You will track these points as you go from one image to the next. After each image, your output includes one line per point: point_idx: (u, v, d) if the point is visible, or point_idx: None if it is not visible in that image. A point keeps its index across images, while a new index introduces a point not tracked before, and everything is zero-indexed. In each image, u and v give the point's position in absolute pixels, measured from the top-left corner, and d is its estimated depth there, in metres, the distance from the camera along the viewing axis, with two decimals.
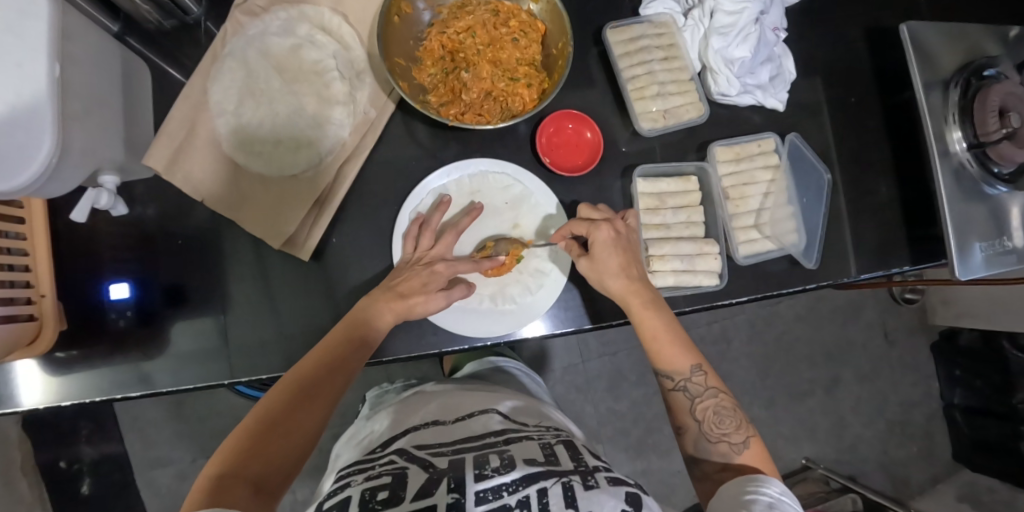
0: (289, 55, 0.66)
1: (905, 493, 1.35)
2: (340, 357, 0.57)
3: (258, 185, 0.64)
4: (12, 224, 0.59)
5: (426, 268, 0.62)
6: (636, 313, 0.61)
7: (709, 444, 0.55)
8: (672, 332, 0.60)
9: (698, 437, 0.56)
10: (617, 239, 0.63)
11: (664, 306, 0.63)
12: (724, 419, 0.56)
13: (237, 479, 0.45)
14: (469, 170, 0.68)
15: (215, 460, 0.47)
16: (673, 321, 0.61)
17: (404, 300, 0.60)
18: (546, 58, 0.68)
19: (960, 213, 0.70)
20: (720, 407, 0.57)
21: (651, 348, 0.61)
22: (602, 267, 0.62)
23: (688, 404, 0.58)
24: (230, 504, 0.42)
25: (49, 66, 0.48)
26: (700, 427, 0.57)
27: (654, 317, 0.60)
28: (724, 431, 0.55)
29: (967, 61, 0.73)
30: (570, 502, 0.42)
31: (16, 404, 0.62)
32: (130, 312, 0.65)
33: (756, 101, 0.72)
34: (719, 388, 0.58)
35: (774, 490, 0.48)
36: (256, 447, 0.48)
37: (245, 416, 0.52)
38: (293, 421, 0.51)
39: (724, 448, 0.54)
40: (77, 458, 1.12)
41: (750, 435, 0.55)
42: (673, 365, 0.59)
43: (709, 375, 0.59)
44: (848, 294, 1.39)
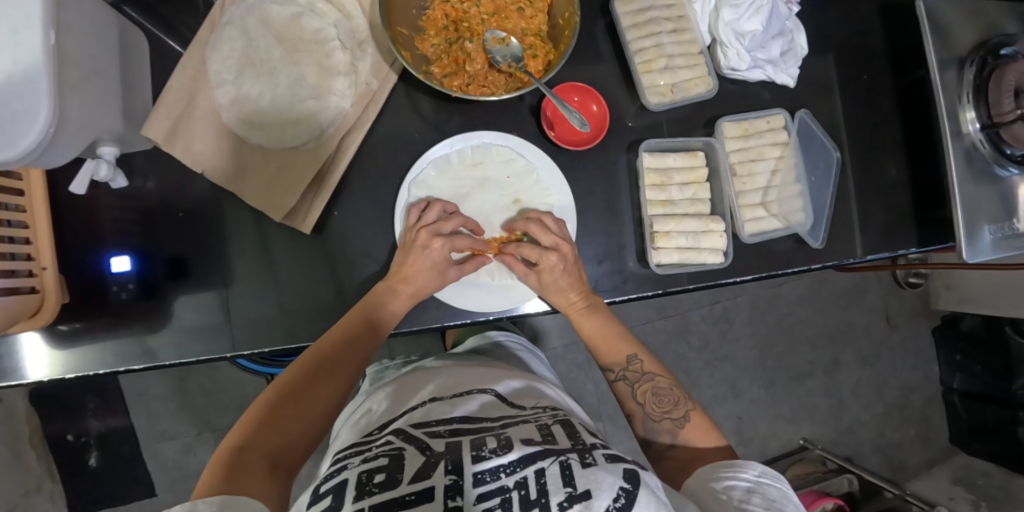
0: (289, 24, 0.65)
1: (901, 475, 1.37)
2: (354, 339, 0.59)
3: (259, 157, 0.63)
4: (11, 196, 0.58)
5: (425, 247, 0.62)
6: (575, 321, 0.66)
7: (654, 423, 0.61)
8: (610, 328, 0.66)
9: (644, 418, 0.62)
10: (567, 264, 0.63)
11: (604, 306, 0.67)
12: (662, 398, 0.62)
13: (253, 452, 0.49)
14: (475, 141, 0.68)
15: (233, 434, 0.51)
16: (613, 320, 0.66)
17: (411, 283, 0.61)
18: (552, 28, 0.65)
19: (971, 196, 0.69)
20: (657, 388, 0.63)
21: (591, 344, 0.67)
22: (541, 290, 0.64)
23: (629, 391, 0.63)
24: (245, 475, 0.45)
25: (44, 35, 0.47)
26: (644, 410, 0.62)
27: (592, 320, 0.65)
28: (665, 409, 0.61)
29: (983, 39, 0.71)
30: (569, 480, 0.42)
31: (21, 377, 0.63)
32: (131, 284, 0.65)
33: (766, 76, 0.70)
34: (655, 372, 0.64)
35: (752, 473, 0.50)
36: (271, 424, 0.52)
37: (262, 393, 0.55)
38: (304, 400, 0.54)
39: (668, 426, 0.60)
40: (84, 431, 1.15)
41: (689, 409, 0.61)
42: (612, 356, 0.65)
43: (644, 362, 0.65)
44: (851, 277, 1.39)
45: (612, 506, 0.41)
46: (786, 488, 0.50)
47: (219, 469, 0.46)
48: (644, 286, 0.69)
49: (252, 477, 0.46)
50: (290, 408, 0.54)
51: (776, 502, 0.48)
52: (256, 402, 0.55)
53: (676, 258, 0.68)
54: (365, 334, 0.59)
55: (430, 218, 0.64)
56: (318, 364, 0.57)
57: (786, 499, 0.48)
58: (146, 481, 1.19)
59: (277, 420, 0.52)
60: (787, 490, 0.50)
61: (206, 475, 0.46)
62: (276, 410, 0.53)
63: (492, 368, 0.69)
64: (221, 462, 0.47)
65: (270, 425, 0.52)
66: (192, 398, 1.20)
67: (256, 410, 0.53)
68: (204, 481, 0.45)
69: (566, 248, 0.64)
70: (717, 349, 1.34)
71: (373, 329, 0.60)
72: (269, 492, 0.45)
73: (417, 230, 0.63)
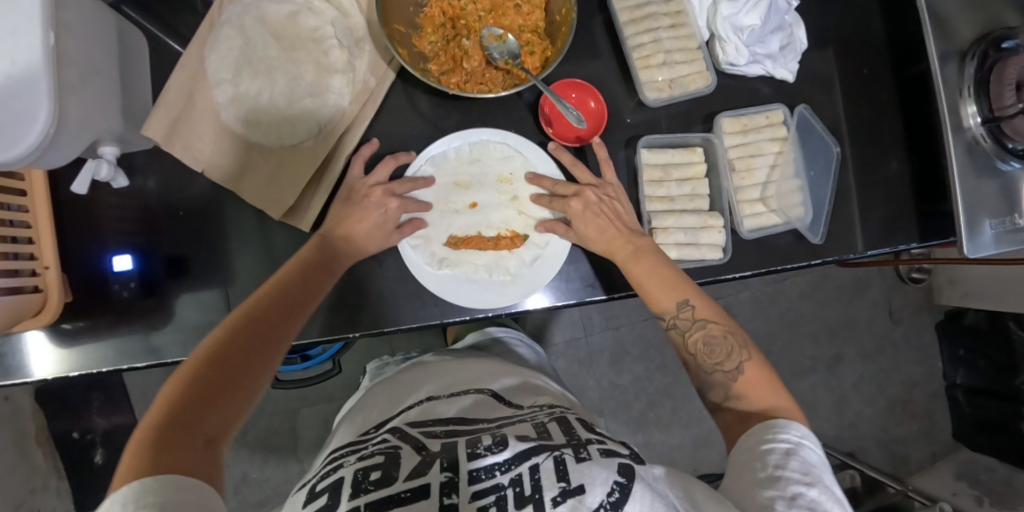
0: (286, 23, 0.65)
1: (904, 470, 1.36)
2: (297, 295, 0.57)
3: (258, 155, 0.64)
4: (13, 197, 0.58)
5: (380, 205, 0.64)
6: (624, 264, 0.63)
7: (708, 376, 0.58)
8: (662, 273, 0.62)
9: (698, 369, 0.59)
10: (593, 205, 0.65)
11: (653, 250, 0.64)
12: (715, 349, 0.59)
13: (187, 423, 0.44)
14: (472, 139, 0.67)
15: (155, 407, 0.45)
16: (671, 266, 0.63)
17: (360, 239, 0.63)
18: (549, 24, 0.65)
19: (972, 190, 0.68)
20: (710, 337, 0.59)
21: (644, 291, 0.62)
22: (585, 233, 0.64)
23: (682, 341, 0.60)
24: (180, 452, 0.42)
25: (43, 34, 0.47)
26: (697, 362, 0.59)
27: (638, 265, 0.62)
28: (717, 361, 0.58)
29: (985, 32, 0.69)
30: (562, 475, 0.42)
31: (27, 375, 0.63)
32: (133, 283, 0.65)
33: (765, 71, 0.70)
34: (708, 318, 0.60)
35: (794, 434, 0.49)
36: (206, 389, 0.47)
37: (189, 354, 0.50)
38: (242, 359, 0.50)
39: (721, 378, 0.57)
40: (89, 428, 1.16)
41: (743, 361, 0.57)
42: (663, 303, 0.61)
43: (696, 308, 0.60)
44: (854, 272, 1.38)
45: (605, 501, 0.41)
46: (825, 455, 0.49)
47: (147, 449, 0.41)
48: None
49: (189, 452, 0.42)
50: (227, 368, 0.49)
51: (815, 469, 0.47)
52: (180, 365, 0.49)
53: (674, 255, 0.69)
54: (308, 291, 0.58)
55: (381, 172, 0.64)
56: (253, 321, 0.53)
57: (825, 466, 0.47)
58: None
59: (209, 384, 0.47)
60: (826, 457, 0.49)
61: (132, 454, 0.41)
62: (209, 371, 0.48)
63: (489, 364, 0.69)
64: (148, 440, 0.42)
65: (206, 391, 0.47)
66: None
67: (185, 369, 0.48)
68: (128, 463, 0.40)
69: (588, 191, 0.66)
70: None
71: (316, 286, 0.59)
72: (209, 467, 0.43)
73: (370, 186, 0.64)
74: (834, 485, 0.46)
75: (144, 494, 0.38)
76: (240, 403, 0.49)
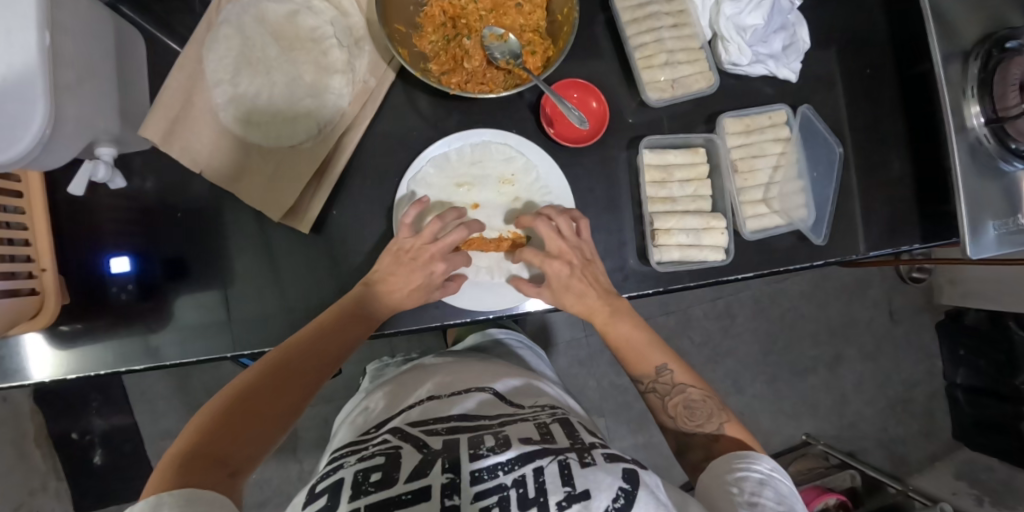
0: (285, 22, 0.65)
1: (904, 470, 1.36)
2: (329, 339, 0.58)
3: (257, 156, 0.63)
4: (9, 198, 0.58)
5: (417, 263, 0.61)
6: (601, 327, 0.64)
7: (688, 438, 0.58)
8: (638, 337, 0.63)
9: (676, 431, 0.59)
10: (573, 271, 0.62)
11: (630, 310, 0.64)
12: (696, 411, 0.58)
13: (209, 456, 0.46)
14: (473, 139, 0.67)
15: (190, 435, 0.49)
16: (648, 328, 0.64)
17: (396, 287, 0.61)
18: (551, 24, 0.65)
19: (975, 190, 0.68)
20: (690, 400, 0.59)
21: (620, 355, 0.64)
22: (562, 298, 0.63)
23: (661, 404, 0.60)
24: (201, 481, 0.44)
25: (39, 35, 0.46)
26: (676, 423, 0.59)
27: (619, 327, 0.63)
28: (698, 423, 0.58)
29: (988, 33, 0.69)
30: (567, 479, 0.42)
31: (25, 378, 0.63)
32: (131, 285, 0.65)
33: (767, 71, 0.70)
34: (687, 383, 0.61)
35: (765, 466, 0.50)
36: (234, 425, 0.50)
37: (226, 387, 0.53)
38: (272, 400, 0.53)
39: (702, 440, 0.57)
40: (88, 430, 1.16)
41: (724, 422, 0.58)
42: (642, 368, 0.62)
43: (675, 372, 0.61)
44: (854, 272, 1.38)
45: (611, 507, 0.41)
46: (795, 488, 0.50)
47: (177, 473, 0.44)
48: (644, 284, 0.69)
49: (208, 481, 0.44)
50: (253, 411, 0.51)
51: (787, 499, 0.48)
52: (216, 399, 0.52)
53: (676, 256, 0.68)
54: (342, 336, 0.58)
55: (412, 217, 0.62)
56: (288, 363, 0.55)
57: (795, 497, 0.48)
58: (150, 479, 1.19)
59: (237, 421, 0.50)
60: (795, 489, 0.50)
61: (159, 478, 0.44)
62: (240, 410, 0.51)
63: (491, 366, 0.68)
64: (176, 466, 0.45)
65: (232, 429, 0.49)
66: (195, 396, 1.20)
67: (217, 403, 0.51)
68: (158, 485, 0.43)
69: (569, 256, 0.62)
70: (718, 345, 1.34)
71: (350, 332, 0.59)
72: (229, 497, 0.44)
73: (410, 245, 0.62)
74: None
75: None
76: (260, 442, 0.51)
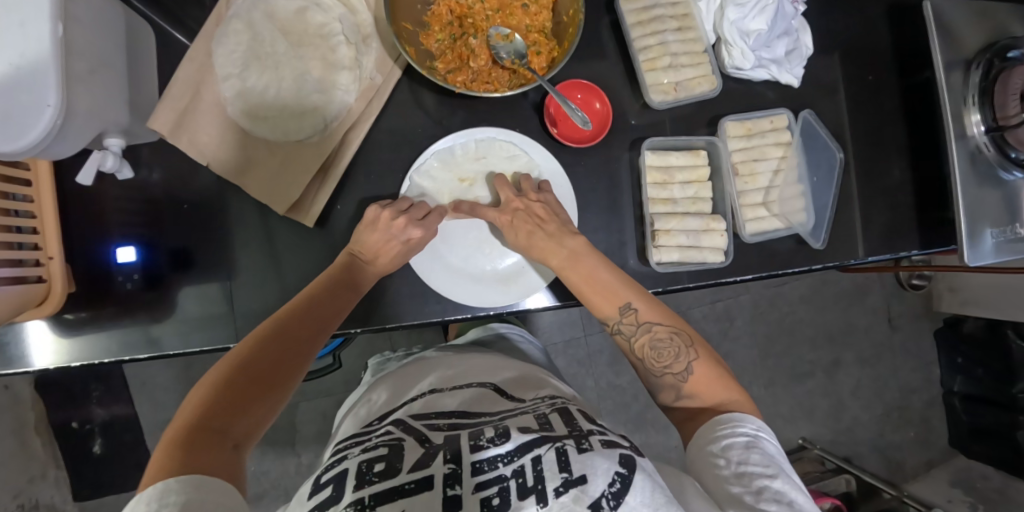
0: (294, 18, 0.65)
1: (899, 477, 1.37)
2: (319, 311, 0.59)
3: (264, 149, 0.64)
4: (17, 186, 0.58)
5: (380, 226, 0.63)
6: (559, 270, 0.62)
7: (657, 378, 0.60)
8: (600, 278, 0.61)
9: (647, 373, 0.60)
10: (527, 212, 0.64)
11: (590, 250, 0.63)
12: (662, 352, 0.59)
13: (211, 433, 0.47)
14: (479, 136, 0.67)
15: (185, 411, 0.49)
16: (609, 269, 0.62)
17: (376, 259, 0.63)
18: (557, 25, 0.66)
19: (974, 198, 0.68)
20: (656, 339, 0.60)
21: (583, 297, 0.62)
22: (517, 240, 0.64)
23: (628, 345, 0.61)
24: (206, 458, 0.45)
25: (52, 26, 0.47)
26: (645, 365, 0.60)
27: (576, 271, 0.62)
28: (665, 364, 0.59)
29: (990, 42, 0.70)
30: (564, 466, 0.43)
31: (29, 364, 0.63)
32: (137, 275, 0.66)
33: (770, 76, 0.70)
34: (653, 320, 0.60)
35: (749, 427, 0.52)
36: (230, 398, 0.51)
37: (219, 362, 0.54)
38: (269, 372, 0.54)
39: (670, 380, 0.59)
40: (88, 419, 1.16)
41: (691, 361, 0.58)
42: (606, 309, 0.61)
43: (638, 311, 0.60)
44: (854, 277, 1.38)
45: (607, 492, 0.41)
46: (780, 445, 0.52)
47: (175, 451, 0.45)
48: (644, 284, 0.69)
49: (213, 456, 0.45)
50: (246, 386, 0.52)
51: (773, 457, 0.49)
52: (205, 377, 0.52)
53: (677, 257, 0.68)
54: (332, 307, 0.59)
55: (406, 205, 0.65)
56: (280, 336, 0.56)
57: (780, 454, 0.50)
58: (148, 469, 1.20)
59: (234, 396, 0.51)
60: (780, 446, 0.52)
61: (162, 455, 0.44)
62: (232, 386, 0.51)
63: (492, 358, 0.69)
64: (175, 443, 0.45)
65: (231, 402, 0.50)
66: None
67: (213, 379, 0.52)
68: (160, 460, 0.44)
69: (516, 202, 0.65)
70: (717, 348, 1.34)
71: (339, 304, 0.60)
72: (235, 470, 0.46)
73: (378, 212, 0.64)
74: (792, 471, 0.49)
75: (168, 493, 0.40)
76: (255, 416, 0.51)
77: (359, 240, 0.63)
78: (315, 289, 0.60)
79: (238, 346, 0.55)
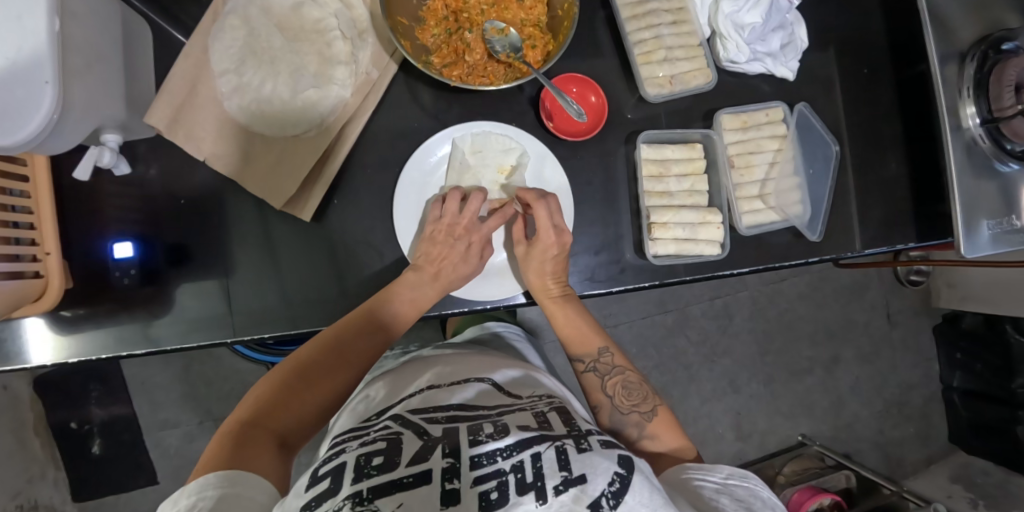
0: (290, 14, 0.66)
1: (899, 473, 1.37)
2: (375, 324, 0.61)
3: (260, 144, 0.64)
4: (14, 181, 0.58)
5: (454, 239, 0.64)
6: (549, 311, 0.66)
7: (623, 416, 0.60)
8: (581, 322, 0.66)
9: (611, 410, 0.61)
10: (558, 255, 0.64)
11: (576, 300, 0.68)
12: (632, 392, 0.62)
13: (262, 430, 0.50)
14: (475, 130, 0.68)
15: (237, 414, 0.53)
16: (589, 316, 0.67)
17: (437, 274, 0.63)
18: (552, 19, 0.66)
19: (971, 189, 0.68)
20: (628, 382, 0.63)
21: (564, 339, 0.67)
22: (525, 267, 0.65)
23: (598, 382, 0.63)
24: (253, 453, 0.47)
25: (49, 21, 0.47)
26: (612, 402, 0.62)
27: (566, 311, 0.66)
28: (634, 402, 0.61)
29: (984, 34, 0.70)
30: (564, 465, 0.43)
31: (26, 361, 0.64)
32: (134, 270, 0.66)
33: (765, 69, 0.71)
34: (625, 366, 0.65)
35: (718, 474, 0.51)
36: (285, 400, 0.54)
37: (281, 365, 0.58)
38: (324, 380, 0.57)
39: (636, 418, 0.60)
40: (87, 419, 1.16)
41: (657, 405, 0.61)
42: (584, 349, 0.66)
43: (615, 355, 0.65)
44: (852, 273, 1.39)
45: (607, 491, 0.41)
46: (752, 487, 0.51)
47: (226, 443, 0.48)
48: (642, 276, 0.70)
49: (260, 452, 0.48)
50: (301, 391, 0.55)
51: (743, 501, 0.49)
52: (267, 378, 0.57)
53: (672, 249, 0.69)
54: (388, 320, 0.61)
55: (453, 208, 0.65)
56: (339, 344, 0.59)
57: (753, 498, 0.49)
58: (147, 469, 1.20)
59: (288, 398, 0.54)
60: (756, 487, 0.51)
61: (215, 446, 0.48)
62: (282, 392, 0.55)
63: (490, 357, 0.69)
64: (228, 437, 0.49)
65: (284, 404, 0.54)
66: (195, 387, 1.21)
67: (273, 381, 0.56)
68: (212, 453, 0.47)
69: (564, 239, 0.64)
70: (716, 344, 1.34)
71: (394, 315, 0.62)
72: (274, 466, 0.47)
73: (438, 225, 0.65)
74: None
75: (206, 487, 0.42)
76: (306, 419, 0.54)
77: (421, 252, 0.64)
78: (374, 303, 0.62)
79: (299, 352, 0.59)
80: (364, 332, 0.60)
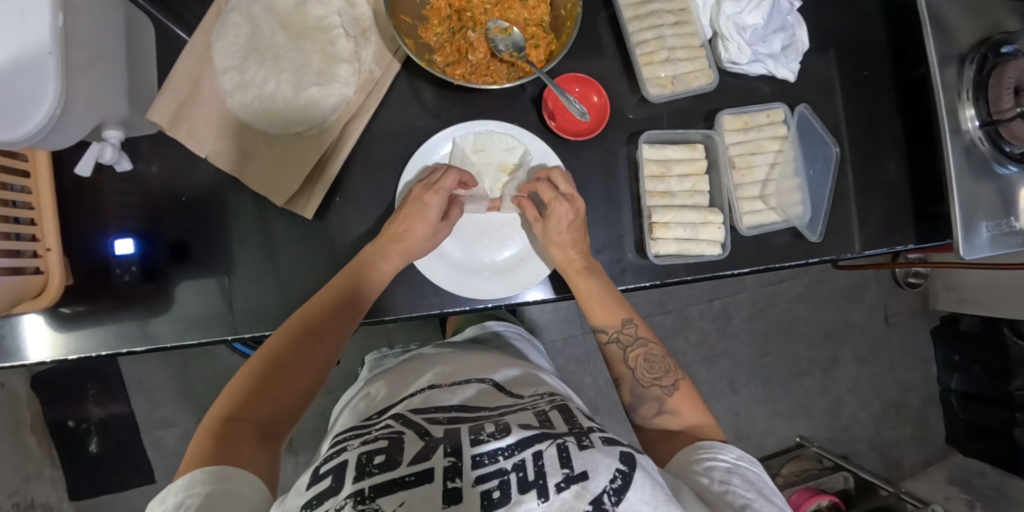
0: (293, 12, 0.66)
1: (897, 474, 1.37)
2: (341, 302, 0.60)
3: (262, 142, 0.64)
4: (15, 177, 0.58)
5: (420, 202, 0.64)
6: (573, 279, 0.65)
7: (643, 389, 0.61)
8: (608, 292, 0.65)
9: (633, 383, 0.62)
10: (574, 218, 0.65)
11: (602, 271, 0.67)
12: (653, 365, 0.62)
13: (240, 423, 0.50)
14: (477, 129, 0.68)
15: (218, 405, 0.52)
16: (610, 284, 0.66)
17: (400, 241, 0.62)
18: (554, 19, 0.66)
19: (970, 192, 0.69)
20: (649, 355, 0.63)
21: (586, 307, 0.65)
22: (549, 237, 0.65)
23: (621, 354, 0.64)
24: (233, 447, 0.46)
25: (53, 16, 0.47)
26: (634, 375, 0.62)
27: (589, 281, 0.64)
28: (655, 376, 0.61)
29: (984, 37, 0.70)
30: (566, 462, 0.43)
31: (23, 357, 0.63)
32: (135, 267, 0.66)
33: (766, 71, 0.71)
34: (648, 338, 0.65)
35: (730, 455, 0.52)
36: (260, 391, 0.53)
37: (252, 357, 0.56)
38: (295, 365, 0.55)
39: (657, 392, 0.60)
40: (84, 417, 1.16)
41: (678, 379, 0.61)
42: (608, 318, 0.65)
43: (638, 326, 0.65)
44: (850, 275, 1.39)
45: (609, 488, 0.41)
46: (760, 471, 0.52)
47: (207, 441, 0.47)
48: (642, 276, 0.70)
49: (241, 445, 0.47)
50: (275, 380, 0.54)
51: (755, 485, 0.49)
52: (241, 372, 0.55)
53: (674, 249, 0.69)
54: (352, 296, 0.60)
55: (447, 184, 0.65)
56: (307, 328, 0.58)
57: (763, 482, 0.50)
58: (144, 467, 1.19)
59: (263, 389, 0.53)
60: (763, 473, 0.52)
61: (197, 445, 0.47)
62: (257, 383, 0.54)
63: (490, 356, 0.69)
64: (208, 434, 0.48)
65: (260, 394, 0.53)
66: (193, 385, 1.21)
67: (247, 373, 0.55)
68: (194, 451, 0.46)
69: (578, 202, 0.66)
70: (715, 346, 1.35)
71: (360, 291, 0.61)
72: (261, 462, 0.47)
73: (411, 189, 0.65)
74: (774, 497, 0.49)
75: (193, 484, 0.42)
76: (286, 408, 0.54)
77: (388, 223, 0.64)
78: (339, 282, 0.61)
79: (269, 341, 0.57)
80: (343, 318, 0.59)
